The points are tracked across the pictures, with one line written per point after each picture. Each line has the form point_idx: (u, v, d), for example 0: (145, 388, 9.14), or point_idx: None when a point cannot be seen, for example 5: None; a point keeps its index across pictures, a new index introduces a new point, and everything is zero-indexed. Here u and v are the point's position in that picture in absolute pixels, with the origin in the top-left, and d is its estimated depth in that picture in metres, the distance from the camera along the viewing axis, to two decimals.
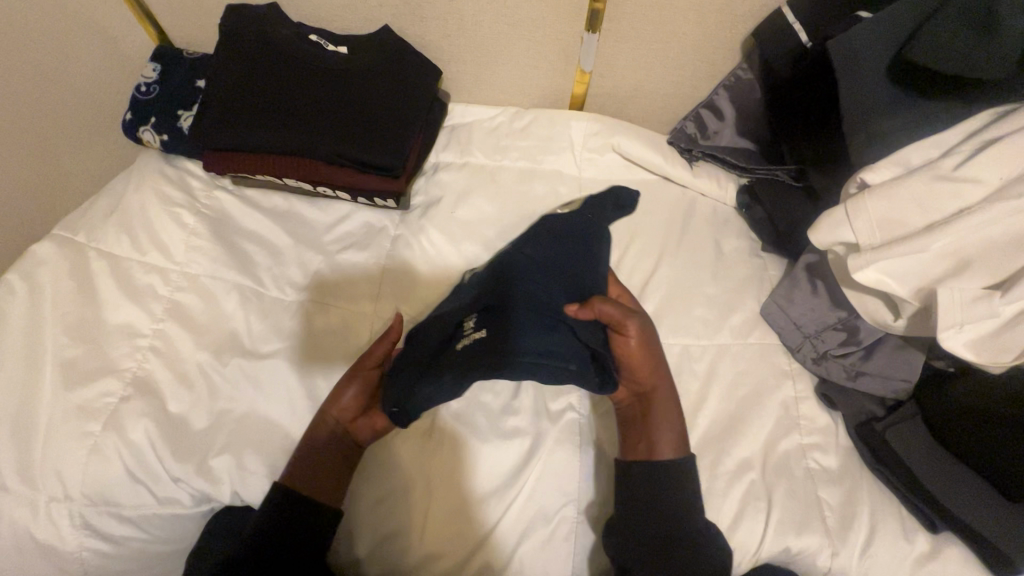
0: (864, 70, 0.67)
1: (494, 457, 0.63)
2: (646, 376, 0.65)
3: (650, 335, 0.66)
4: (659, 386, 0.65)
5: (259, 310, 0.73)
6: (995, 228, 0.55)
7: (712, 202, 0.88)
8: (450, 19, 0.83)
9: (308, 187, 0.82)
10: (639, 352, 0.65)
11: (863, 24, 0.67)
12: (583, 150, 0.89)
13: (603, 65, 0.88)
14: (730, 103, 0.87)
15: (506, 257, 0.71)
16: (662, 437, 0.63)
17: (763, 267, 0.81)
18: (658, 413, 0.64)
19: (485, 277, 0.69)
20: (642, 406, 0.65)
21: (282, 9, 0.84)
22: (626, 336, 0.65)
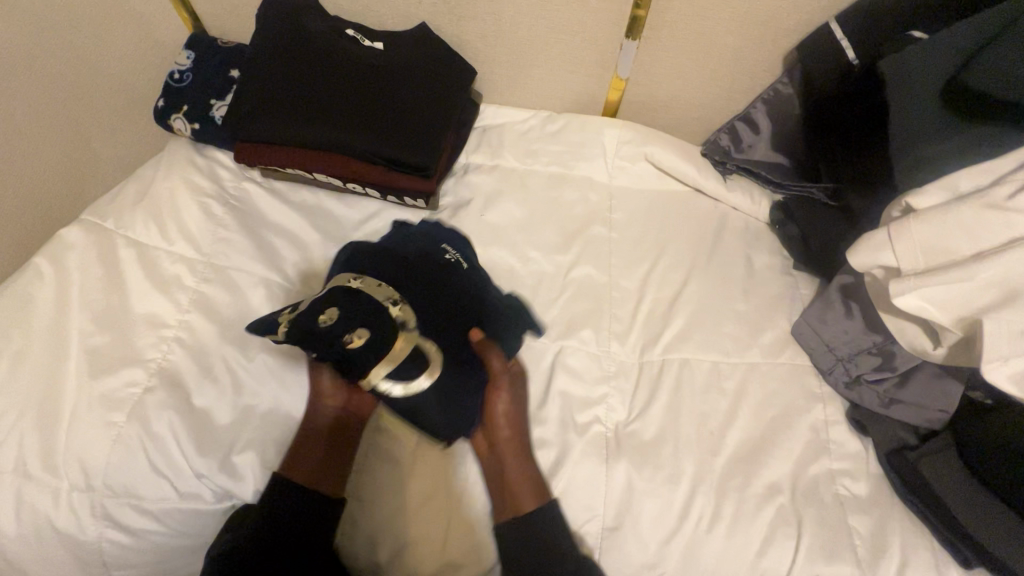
0: (915, 94, 0.67)
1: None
2: (505, 426, 0.64)
3: (519, 402, 0.66)
4: (521, 442, 0.63)
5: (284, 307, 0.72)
6: None
7: (744, 217, 0.86)
8: (488, 20, 0.82)
9: (338, 183, 0.81)
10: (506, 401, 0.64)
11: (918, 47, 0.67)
12: (616, 158, 0.88)
13: (640, 73, 0.87)
14: (767, 117, 0.86)
15: (370, 330, 0.57)
16: (522, 495, 0.61)
17: (795, 285, 0.79)
18: (516, 472, 0.62)
19: (408, 335, 0.59)
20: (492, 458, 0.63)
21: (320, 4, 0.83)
22: (500, 393, 0.64)
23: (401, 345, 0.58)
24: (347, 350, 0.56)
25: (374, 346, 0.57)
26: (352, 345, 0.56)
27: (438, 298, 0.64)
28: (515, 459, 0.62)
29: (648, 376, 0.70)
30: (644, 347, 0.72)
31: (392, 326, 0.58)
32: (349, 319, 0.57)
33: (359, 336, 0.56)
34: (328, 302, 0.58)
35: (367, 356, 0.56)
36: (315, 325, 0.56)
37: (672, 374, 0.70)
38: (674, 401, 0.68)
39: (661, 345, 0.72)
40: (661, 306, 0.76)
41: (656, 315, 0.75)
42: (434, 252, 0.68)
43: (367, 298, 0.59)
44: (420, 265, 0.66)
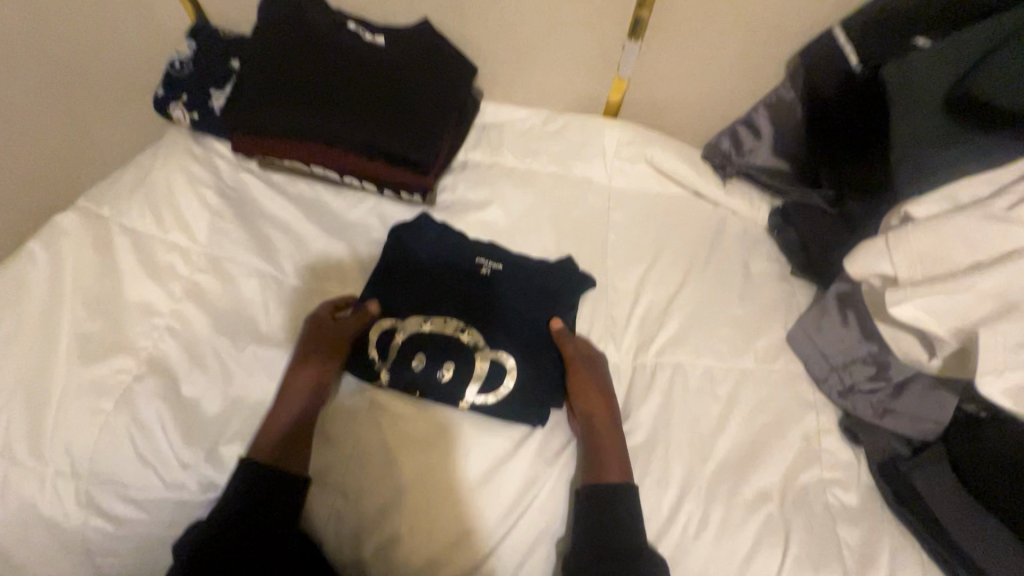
0: (918, 101, 0.66)
1: (475, 440, 0.63)
2: (596, 399, 0.65)
3: (603, 376, 0.68)
4: (607, 411, 0.65)
5: (274, 300, 0.72)
6: None
7: (744, 222, 0.85)
8: (490, 16, 0.82)
9: (335, 176, 0.81)
10: (591, 376, 0.67)
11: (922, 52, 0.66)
12: (615, 159, 0.88)
13: (642, 75, 0.87)
14: (768, 121, 0.85)
15: (453, 361, 0.66)
16: (611, 462, 0.61)
17: (792, 292, 0.79)
18: (607, 439, 0.63)
19: (485, 354, 0.67)
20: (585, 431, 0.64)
21: None
22: (581, 371, 0.67)
23: (480, 363, 0.67)
24: (446, 388, 0.65)
25: (459, 375, 0.66)
26: (446, 379, 0.65)
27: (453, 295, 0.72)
28: (605, 433, 0.63)
29: (640, 379, 0.69)
30: (637, 350, 0.72)
31: (471, 350, 0.68)
32: (435, 358, 0.66)
33: (448, 369, 0.65)
34: (410, 348, 0.67)
35: (457, 381, 0.65)
36: (394, 365, 0.66)
37: (665, 378, 0.69)
38: (665, 405, 0.67)
39: (654, 348, 0.72)
40: (656, 309, 0.75)
41: (651, 319, 0.74)
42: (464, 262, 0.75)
43: (442, 336, 0.68)
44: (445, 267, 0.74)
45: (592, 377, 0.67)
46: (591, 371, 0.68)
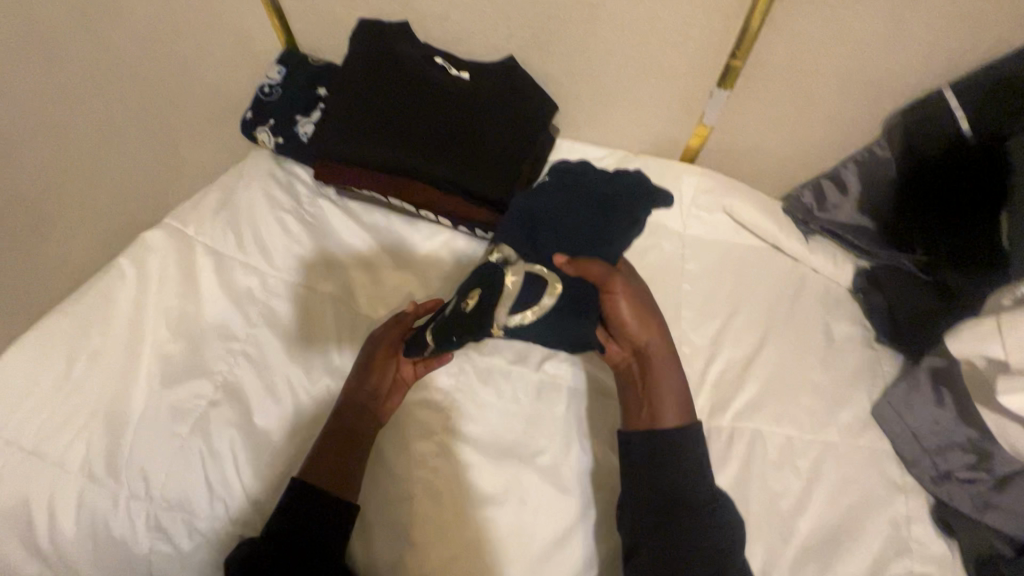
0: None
1: (542, 500, 0.62)
2: (638, 334, 0.67)
3: (641, 299, 0.68)
4: (653, 345, 0.67)
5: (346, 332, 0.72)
6: None
7: (825, 280, 0.82)
8: (577, 57, 0.81)
9: (411, 209, 0.80)
10: (627, 305, 0.67)
11: None
12: (692, 206, 0.86)
13: (727, 124, 0.85)
14: (857, 178, 0.81)
15: (481, 284, 0.65)
16: (666, 412, 0.63)
17: (878, 360, 0.75)
18: (656, 372, 0.65)
19: (514, 269, 0.66)
20: (633, 363, 0.67)
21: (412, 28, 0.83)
22: (617, 297, 0.67)
23: (510, 281, 0.66)
24: (475, 314, 0.64)
25: (486, 294, 0.64)
26: (473, 300, 0.64)
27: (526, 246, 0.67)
28: (657, 373, 0.65)
29: (716, 444, 0.67)
30: (712, 411, 0.69)
31: (500, 270, 0.66)
32: (463, 290, 0.65)
33: (474, 294, 0.64)
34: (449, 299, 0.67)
35: (484, 304, 0.64)
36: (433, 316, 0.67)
37: (743, 445, 0.66)
38: (743, 475, 0.64)
39: (731, 413, 0.69)
40: (733, 369, 0.72)
41: (728, 379, 0.72)
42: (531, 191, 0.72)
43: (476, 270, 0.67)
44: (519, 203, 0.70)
45: (629, 300, 0.67)
46: (625, 295, 0.67)
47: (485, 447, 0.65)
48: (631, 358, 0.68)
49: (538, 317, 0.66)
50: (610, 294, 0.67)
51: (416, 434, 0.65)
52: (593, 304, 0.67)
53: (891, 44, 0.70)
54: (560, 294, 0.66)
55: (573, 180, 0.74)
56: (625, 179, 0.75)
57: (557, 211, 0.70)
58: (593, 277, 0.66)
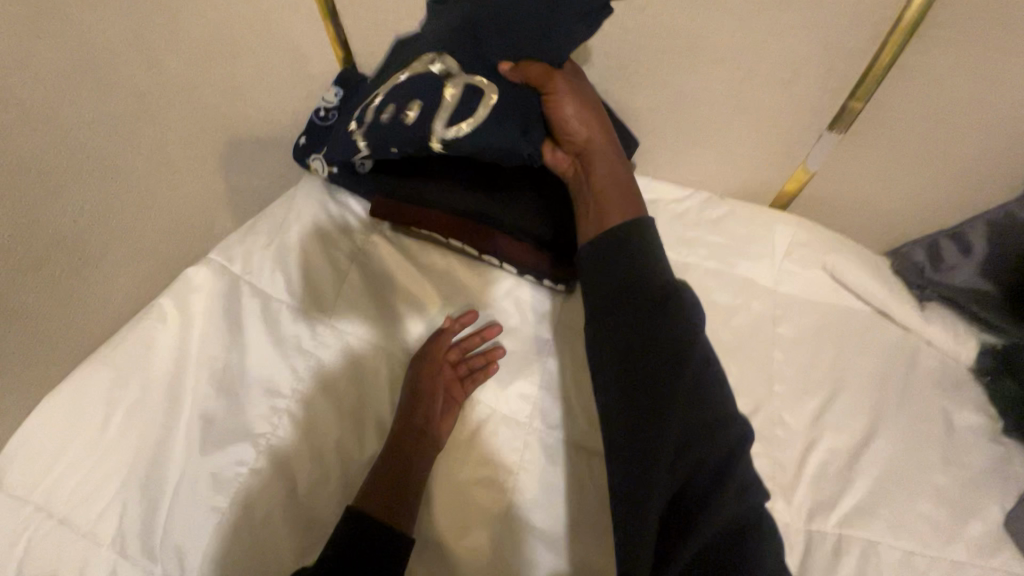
0: None
1: None
2: (580, 135, 0.65)
3: (586, 95, 0.66)
4: (599, 171, 0.65)
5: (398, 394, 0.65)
6: None
7: (941, 355, 0.71)
8: (666, 89, 0.72)
9: (472, 252, 0.72)
10: (571, 102, 0.65)
11: None
12: (786, 260, 0.76)
13: (833, 170, 0.75)
14: (985, 241, 0.70)
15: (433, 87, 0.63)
16: (612, 212, 0.63)
17: (1008, 458, 0.64)
18: (594, 165, 0.65)
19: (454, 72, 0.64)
20: (579, 180, 0.67)
21: None
22: (560, 101, 0.65)
23: (450, 91, 0.63)
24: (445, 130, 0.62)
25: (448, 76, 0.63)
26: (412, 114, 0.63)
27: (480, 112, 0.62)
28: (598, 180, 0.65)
29: (821, 554, 0.58)
30: (813, 513, 0.60)
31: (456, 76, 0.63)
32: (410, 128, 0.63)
33: (415, 107, 0.63)
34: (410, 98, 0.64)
35: (422, 120, 0.63)
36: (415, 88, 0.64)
37: (852, 559, 0.57)
38: None
39: (838, 517, 0.60)
40: (839, 461, 0.63)
41: (832, 473, 0.62)
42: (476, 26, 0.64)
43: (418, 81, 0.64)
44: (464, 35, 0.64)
45: (574, 103, 0.65)
46: (567, 95, 0.65)
47: (551, 547, 0.58)
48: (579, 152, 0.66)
49: (474, 127, 0.62)
50: (552, 96, 0.64)
51: (473, 520, 0.59)
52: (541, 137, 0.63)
53: None
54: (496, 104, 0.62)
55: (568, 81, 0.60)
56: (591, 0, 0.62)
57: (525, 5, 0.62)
58: (530, 79, 0.64)
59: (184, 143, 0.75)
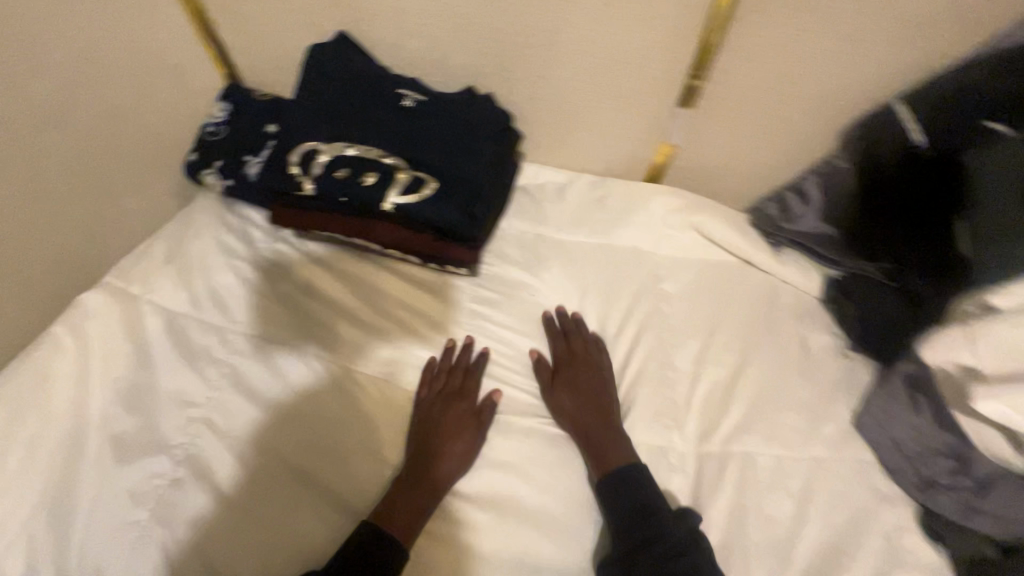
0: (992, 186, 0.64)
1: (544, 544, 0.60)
2: (592, 401, 0.69)
3: (602, 371, 0.72)
4: (607, 430, 0.66)
5: (389, 410, 0.67)
6: None
7: (796, 291, 0.83)
8: (537, 80, 0.80)
9: (376, 247, 0.76)
10: (587, 373, 0.71)
11: (993, 146, 0.65)
12: (663, 228, 0.86)
13: (689, 142, 0.85)
14: (819, 189, 0.82)
15: (360, 156, 0.73)
16: (613, 452, 0.64)
17: (854, 370, 0.76)
18: (605, 429, 0.66)
19: (374, 134, 0.74)
20: (583, 436, 0.66)
21: (359, 46, 0.78)
22: (583, 371, 0.71)
23: (373, 155, 0.73)
24: (370, 179, 0.71)
25: (372, 146, 0.74)
26: (339, 169, 0.71)
27: (400, 169, 0.72)
28: (583, 413, 0.68)
29: (709, 471, 0.66)
30: (700, 437, 0.69)
31: (374, 137, 0.74)
32: (336, 178, 0.71)
33: (340, 165, 0.71)
34: (336, 157, 0.72)
35: (349, 173, 0.71)
36: (338, 152, 0.73)
37: (735, 470, 0.66)
38: (737, 502, 0.64)
39: (722, 437, 0.69)
40: (719, 391, 0.72)
41: (713, 401, 0.71)
42: (383, 86, 0.77)
43: (343, 146, 0.73)
44: (375, 98, 0.76)
45: (589, 375, 0.71)
46: (586, 365, 0.72)
47: (474, 505, 0.62)
48: (580, 399, 0.69)
49: (398, 179, 0.71)
50: (572, 364, 0.72)
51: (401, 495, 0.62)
52: (447, 176, 0.73)
53: (841, 59, 0.71)
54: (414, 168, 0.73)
55: (462, 121, 0.76)
56: (478, 101, 0.79)
57: (432, 93, 0.79)
58: (556, 352, 0.73)
59: (62, 168, 0.73)
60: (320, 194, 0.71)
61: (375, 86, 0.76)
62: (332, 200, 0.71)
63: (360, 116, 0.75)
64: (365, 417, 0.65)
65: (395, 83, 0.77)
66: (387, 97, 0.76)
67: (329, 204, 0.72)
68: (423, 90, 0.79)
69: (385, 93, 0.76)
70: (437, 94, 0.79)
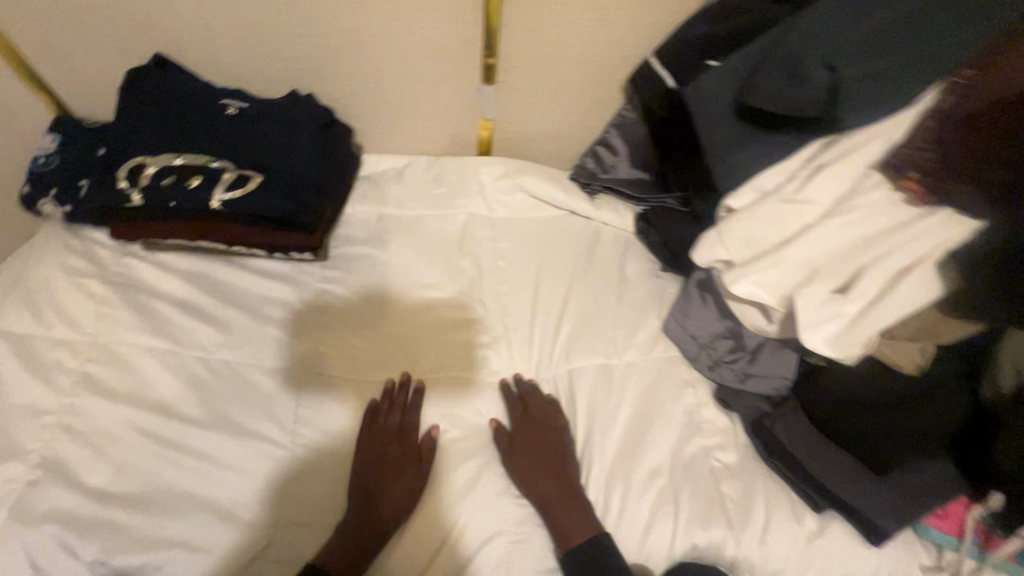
0: (714, 110, 0.71)
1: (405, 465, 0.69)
2: (553, 472, 0.70)
3: (562, 436, 0.73)
4: (568, 503, 0.67)
5: (243, 388, 0.72)
6: (820, 250, 0.64)
7: (615, 231, 0.95)
8: (355, 78, 0.89)
9: (221, 246, 0.81)
10: (546, 441, 0.72)
11: (711, 74, 0.71)
12: (493, 193, 0.95)
13: (503, 114, 0.95)
14: (621, 140, 0.93)
15: (185, 163, 0.78)
16: (573, 526, 0.65)
17: (663, 286, 0.89)
18: (566, 499, 0.68)
19: (200, 142, 0.80)
20: (543, 509, 0.67)
21: (177, 63, 0.84)
22: (541, 438, 0.71)
23: (198, 160, 0.79)
24: (197, 183, 0.77)
25: (199, 152, 0.80)
26: (167, 177, 0.77)
27: (226, 170, 0.79)
28: (544, 484, 0.68)
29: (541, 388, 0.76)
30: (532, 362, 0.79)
31: (202, 145, 0.80)
32: (164, 186, 0.77)
33: (167, 174, 0.77)
34: (162, 166, 0.78)
35: (177, 180, 0.77)
36: (165, 162, 0.78)
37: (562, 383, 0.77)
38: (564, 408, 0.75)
39: (551, 359, 0.79)
40: (548, 321, 0.83)
41: (544, 331, 0.82)
42: (206, 98, 0.83)
43: (169, 155, 0.79)
44: (198, 109, 0.82)
45: (549, 440, 0.72)
46: (543, 430, 0.72)
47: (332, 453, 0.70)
48: (538, 471, 0.69)
49: (223, 179, 0.78)
50: (530, 431, 0.72)
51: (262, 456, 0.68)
52: (274, 171, 0.81)
53: (600, 24, 0.83)
54: (240, 168, 0.80)
55: (285, 121, 0.84)
56: (300, 101, 0.86)
57: (257, 99, 0.86)
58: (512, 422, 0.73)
59: None
60: (150, 202, 0.77)
61: (197, 98, 0.82)
62: (163, 206, 0.77)
63: (185, 128, 0.80)
64: (221, 396, 0.71)
65: (218, 94, 0.84)
66: (209, 107, 0.82)
67: (162, 210, 0.77)
68: (247, 97, 0.85)
69: (209, 103, 0.83)
70: (262, 100, 0.86)
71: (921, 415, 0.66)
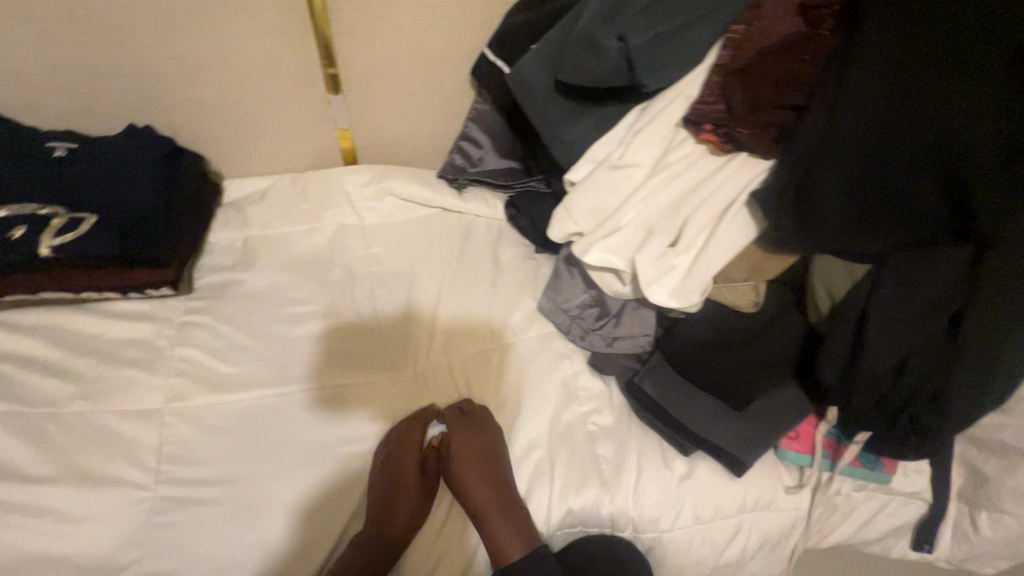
0: (540, 90, 0.72)
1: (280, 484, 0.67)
2: (491, 489, 0.69)
3: (500, 448, 0.72)
4: (505, 518, 0.67)
5: (102, 437, 0.69)
6: (647, 210, 0.68)
7: (487, 221, 0.97)
8: (194, 103, 0.87)
9: (69, 295, 0.78)
10: (483, 458, 0.71)
11: (527, 58, 0.73)
12: (362, 200, 0.94)
13: (358, 122, 0.95)
14: (481, 132, 0.94)
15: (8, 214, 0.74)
16: (509, 542, 0.66)
17: (537, 267, 0.91)
18: (503, 516, 0.67)
19: (27, 190, 0.77)
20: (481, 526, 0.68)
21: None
22: (480, 454, 0.71)
23: (25, 210, 0.75)
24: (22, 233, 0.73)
25: (26, 201, 0.76)
26: None
27: (58, 216, 0.76)
28: (486, 499, 0.69)
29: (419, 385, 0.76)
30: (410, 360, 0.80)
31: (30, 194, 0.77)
32: None
33: None
34: None
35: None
36: None
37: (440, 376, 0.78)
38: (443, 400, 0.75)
39: (429, 355, 0.80)
40: (424, 319, 0.83)
41: (420, 329, 0.82)
42: (29, 144, 0.79)
43: None
44: (21, 157, 0.78)
45: (488, 456, 0.71)
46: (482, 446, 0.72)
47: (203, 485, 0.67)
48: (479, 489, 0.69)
49: (52, 224, 0.74)
50: (469, 449, 0.71)
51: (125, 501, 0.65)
52: (114, 210, 0.78)
53: (429, 24, 0.85)
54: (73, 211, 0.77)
55: (118, 155, 0.80)
56: (136, 133, 0.83)
57: (90, 138, 0.83)
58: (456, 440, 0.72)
59: None
60: None
61: (18, 146, 0.78)
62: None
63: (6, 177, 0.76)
64: (77, 449, 0.68)
65: (44, 139, 0.81)
66: (34, 152, 0.78)
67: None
68: (78, 138, 0.82)
69: (33, 149, 0.79)
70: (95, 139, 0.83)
71: (776, 346, 0.70)
